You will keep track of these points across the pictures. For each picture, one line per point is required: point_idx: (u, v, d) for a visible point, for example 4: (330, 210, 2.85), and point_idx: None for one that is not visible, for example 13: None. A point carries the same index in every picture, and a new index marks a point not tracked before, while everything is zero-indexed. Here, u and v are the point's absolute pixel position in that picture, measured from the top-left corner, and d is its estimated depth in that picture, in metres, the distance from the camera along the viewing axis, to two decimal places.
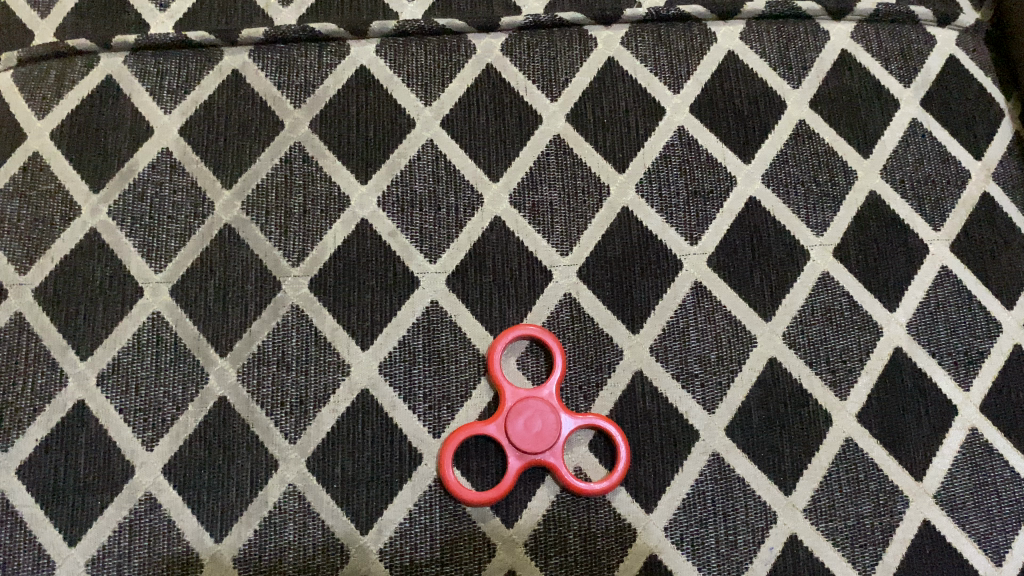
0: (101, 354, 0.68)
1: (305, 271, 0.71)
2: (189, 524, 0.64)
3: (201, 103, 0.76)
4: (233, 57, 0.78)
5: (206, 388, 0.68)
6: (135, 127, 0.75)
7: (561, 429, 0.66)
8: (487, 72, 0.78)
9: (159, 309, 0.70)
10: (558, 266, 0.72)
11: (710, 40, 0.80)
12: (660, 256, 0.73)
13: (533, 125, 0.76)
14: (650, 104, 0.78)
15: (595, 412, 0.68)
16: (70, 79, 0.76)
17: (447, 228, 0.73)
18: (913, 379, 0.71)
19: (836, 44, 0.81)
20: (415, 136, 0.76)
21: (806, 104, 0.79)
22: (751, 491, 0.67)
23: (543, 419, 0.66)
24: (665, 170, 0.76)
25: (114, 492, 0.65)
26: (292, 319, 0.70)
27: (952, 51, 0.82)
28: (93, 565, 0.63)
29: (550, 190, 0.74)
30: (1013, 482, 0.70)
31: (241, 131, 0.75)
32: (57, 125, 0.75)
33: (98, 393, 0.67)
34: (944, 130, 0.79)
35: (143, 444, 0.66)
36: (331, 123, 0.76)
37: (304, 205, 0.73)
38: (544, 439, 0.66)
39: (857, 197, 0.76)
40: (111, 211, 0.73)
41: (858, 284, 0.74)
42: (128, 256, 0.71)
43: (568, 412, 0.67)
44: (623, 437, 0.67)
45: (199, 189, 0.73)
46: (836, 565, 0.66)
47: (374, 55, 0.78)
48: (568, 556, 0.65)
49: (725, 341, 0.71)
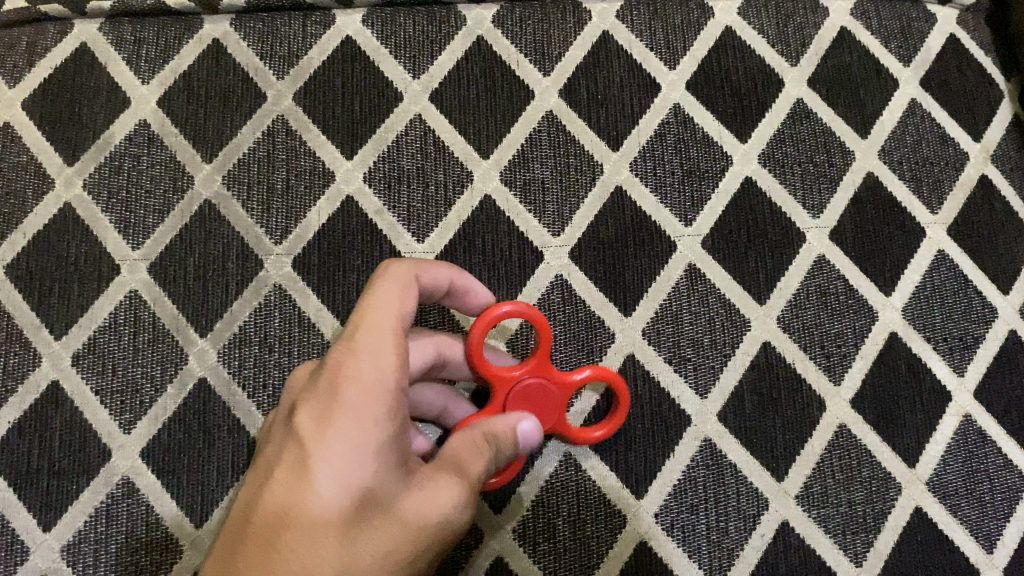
0: (77, 333, 0.66)
1: (288, 249, 0.69)
2: (169, 509, 0.63)
3: (180, 73, 0.73)
4: (214, 26, 0.74)
5: (185, 369, 0.66)
6: (111, 97, 0.72)
7: (557, 400, 0.61)
8: (477, 44, 0.75)
9: (137, 287, 0.68)
10: (550, 247, 0.70)
11: (707, 15, 0.78)
12: (654, 237, 0.71)
13: (525, 101, 0.74)
14: (645, 80, 0.76)
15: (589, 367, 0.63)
16: (43, 46, 0.73)
17: (435, 206, 0.71)
18: (907, 365, 0.70)
19: (835, 21, 0.79)
20: (403, 110, 0.73)
21: (804, 82, 0.77)
22: (743, 478, 0.66)
23: (540, 396, 0.61)
24: (660, 148, 0.74)
25: (90, 476, 0.63)
26: (274, 299, 0.68)
27: (953, 29, 0.80)
28: (70, 550, 0.62)
29: (541, 168, 0.72)
30: (1007, 469, 0.69)
31: (222, 103, 0.72)
32: (29, 94, 0.72)
33: (74, 374, 0.65)
34: (943, 112, 0.77)
35: (121, 427, 0.64)
36: (315, 95, 0.73)
37: (287, 180, 0.71)
38: (542, 411, 0.61)
39: (854, 178, 0.75)
40: (86, 185, 0.70)
41: (855, 267, 0.72)
42: (104, 231, 0.69)
43: (557, 377, 0.62)
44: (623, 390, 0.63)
45: (178, 163, 0.71)
46: (827, 552, 0.66)
47: (361, 26, 0.75)
48: (556, 542, 0.64)
49: (719, 324, 0.70)
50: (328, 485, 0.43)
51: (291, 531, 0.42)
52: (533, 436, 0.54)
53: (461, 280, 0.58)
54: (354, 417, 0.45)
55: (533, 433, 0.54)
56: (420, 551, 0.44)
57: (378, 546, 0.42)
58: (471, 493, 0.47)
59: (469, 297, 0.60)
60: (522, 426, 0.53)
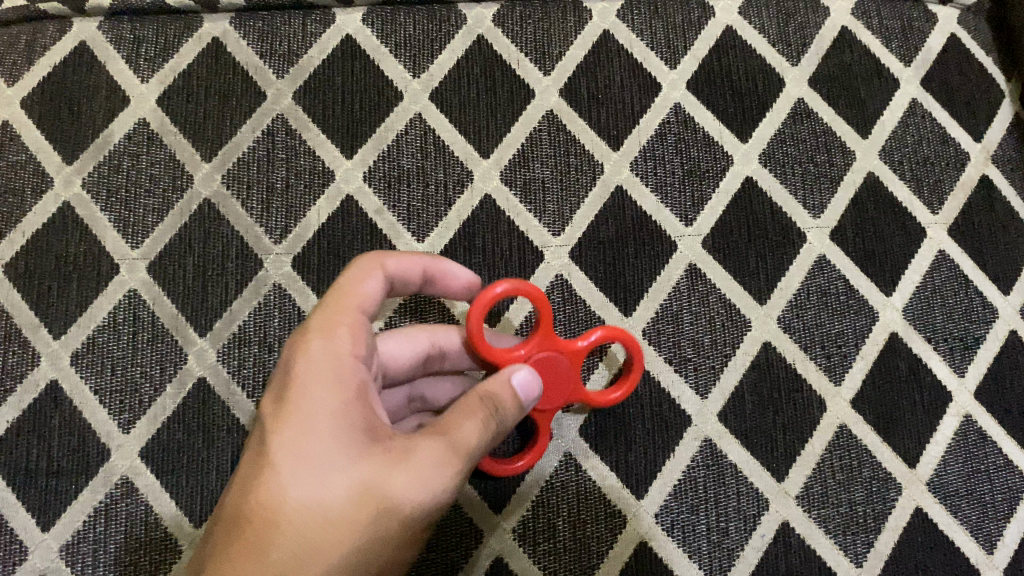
0: (76, 332, 0.66)
1: (288, 249, 0.69)
2: (167, 509, 0.63)
3: (180, 72, 0.73)
4: (213, 24, 0.74)
5: (185, 369, 0.66)
6: (111, 95, 0.72)
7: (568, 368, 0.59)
8: (477, 43, 0.75)
9: (136, 286, 0.67)
10: (550, 247, 0.70)
11: (708, 15, 0.78)
12: (655, 237, 0.71)
13: (525, 101, 0.74)
14: (645, 80, 0.76)
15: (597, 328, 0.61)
16: (42, 45, 0.73)
17: (435, 205, 0.71)
18: (908, 365, 0.70)
19: (836, 21, 0.79)
20: (402, 109, 0.73)
21: (804, 82, 0.77)
22: (743, 478, 0.66)
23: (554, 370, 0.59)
24: (660, 148, 0.74)
25: (89, 476, 0.63)
26: (274, 299, 0.67)
27: (954, 29, 0.80)
28: (68, 550, 0.62)
29: (542, 167, 0.72)
30: (1007, 470, 0.69)
31: (221, 102, 0.72)
32: (28, 92, 0.72)
33: (72, 373, 0.65)
34: (944, 111, 0.77)
35: (119, 426, 0.64)
36: (315, 94, 0.73)
37: (287, 179, 0.71)
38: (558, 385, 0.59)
39: (855, 178, 0.75)
40: (85, 184, 0.70)
41: (855, 267, 0.72)
42: (103, 230, 0.69)
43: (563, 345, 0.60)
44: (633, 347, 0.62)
45: (177, 162, 0.71)
46: (827, 553, 0.65)
47: (361, 24, 0.75)
48: (556, 542, 0.64)
49: (720, 324, 0.70)
50: (286, 453, 0.44)
51: (248, 502, 0.44)
52: (531, 386, 0.51)
53: (433, 265, 0.57)
54: (306, 386, 0.46)
55: (530, 383, 0.51)
56: (381, 511, 0.44)
57: (331, 509, 0.43)
58: (456, 451, 0.46)
59: (447, 284, 0.59)
60: (516, 377, 0.51)
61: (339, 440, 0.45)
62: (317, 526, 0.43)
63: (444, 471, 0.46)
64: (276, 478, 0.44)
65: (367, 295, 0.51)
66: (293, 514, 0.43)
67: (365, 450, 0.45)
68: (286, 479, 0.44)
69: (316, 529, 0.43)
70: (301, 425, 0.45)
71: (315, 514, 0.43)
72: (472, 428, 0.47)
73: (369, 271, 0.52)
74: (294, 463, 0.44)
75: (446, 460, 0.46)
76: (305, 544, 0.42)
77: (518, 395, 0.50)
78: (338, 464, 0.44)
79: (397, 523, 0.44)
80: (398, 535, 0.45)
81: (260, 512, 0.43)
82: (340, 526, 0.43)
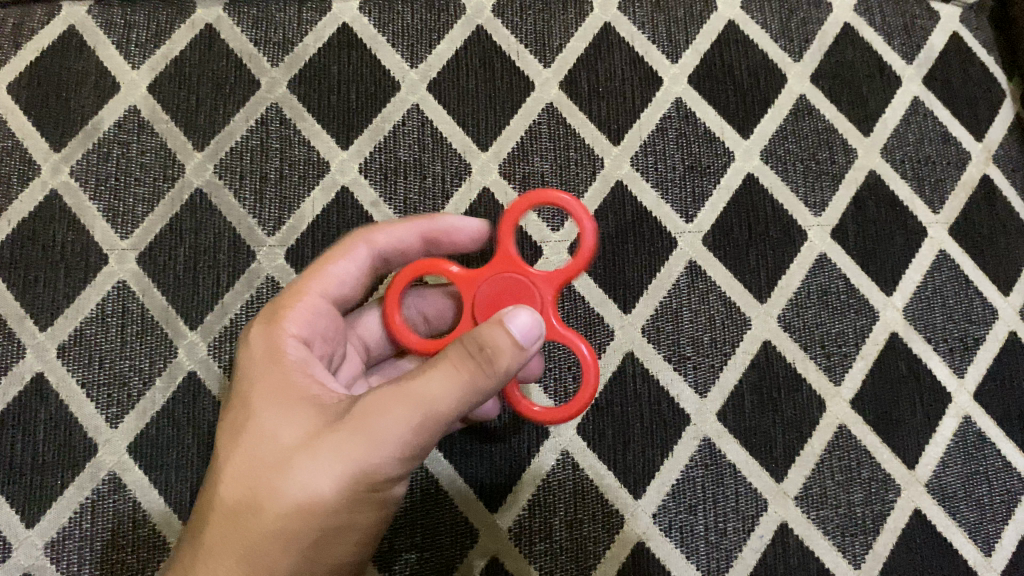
0: (63, 324, 0.65)
1: (281, 241, 0.67)
2: (156, 506, 0.61)
3: (172, 59, 0.71)
4: (207, 11, 0.73)
5: (174, 362, 0.64)
6: (100, 82, 0.70)
7: (519, 272, 0.48)
8: (477, 34, 0.74)
9: (126, 277, 0.66)
10: (548, 242, 0.69)
11: (710, 8, 0.77)
12: (655, 234, 0.70)
13: (525, 93, 0.73)
14: (646, 73, 0.75)
15: (516, 209, 0.48)
16: (29, 28, 0.71)
17: (432, 198, 0.69)
18: (908, 365, 0.70)
19: (838, 18, 0.78)
20: (400, 100, 0.72)
21: (807, 79, 0.76)
22: (742, 478, 0.65)
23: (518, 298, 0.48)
24: (661, 143, 0.73)
25: (75, 472, 0.61)
26: (266, 291, 0.66)
27: (956, 28, 0.79)
28: (53, 547, 0.60)
29: (542, 160, 0.71)
30: (1005, 472, 0.69)
31: (215, 89, 0.71)
32: (14, 77, 0.70)
33: (59, 366, 0.64)
34: (946, 110, 0.77)
35: (107, 421, 0.63)
36: (311, 83, 0.72)
37: (281, 170, 0.69)
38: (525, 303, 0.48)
39: (857, 176, 0.74)
40: (73, 172, 0.68)
41: (856, 266, 0.72)
42: (92, 220, 0.67)
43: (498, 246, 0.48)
44: (551, 197, 0.48)
45: (168, 151, 0.69)
46: (825, 554, 0.65)
47: (358, 13, 0.74)
48: (553, 542, 0.63)
49: (719, 323, 0.69)
50: (235, 437, 0.43)
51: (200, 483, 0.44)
52: (534, 327, 0.42)
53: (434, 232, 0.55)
54: (253, 376, 0.45)
55: (534, 324, 0.42)
56: (304, 479, 0.40)
57: (253, 483, 0.41)
58: (411, 408, 0.40)
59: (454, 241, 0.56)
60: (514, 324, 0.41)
61: (277, 417, 0.43)
62: (238, 499, 0.41)
63: (382, 429, 0.40)
64: (215, 457, 0.44)
65: (335, 280, 0.51)
66: (222, 492, 0.42)
67: (298, 416, 0.42)
68: (220, 458, 0.43)
69: (239, 504, 0.41)
70: (240, 402, 0.44)
71: (236, 489, 0.42)
72: (434, 374, 0.40)
73: (347, 253, 0.51)
74: (226, 440, 0.43)
75: (385, 413, 0.40)
76: (229, 521, 0.41)
77: (514, 339, 0.41)
78: (281, 441, 0.42)
79: (326, 494, 0.40)
80: (335, 506, 0.41)
81: (203, 492, 0.43)
82: (263, 497, 0.41)
